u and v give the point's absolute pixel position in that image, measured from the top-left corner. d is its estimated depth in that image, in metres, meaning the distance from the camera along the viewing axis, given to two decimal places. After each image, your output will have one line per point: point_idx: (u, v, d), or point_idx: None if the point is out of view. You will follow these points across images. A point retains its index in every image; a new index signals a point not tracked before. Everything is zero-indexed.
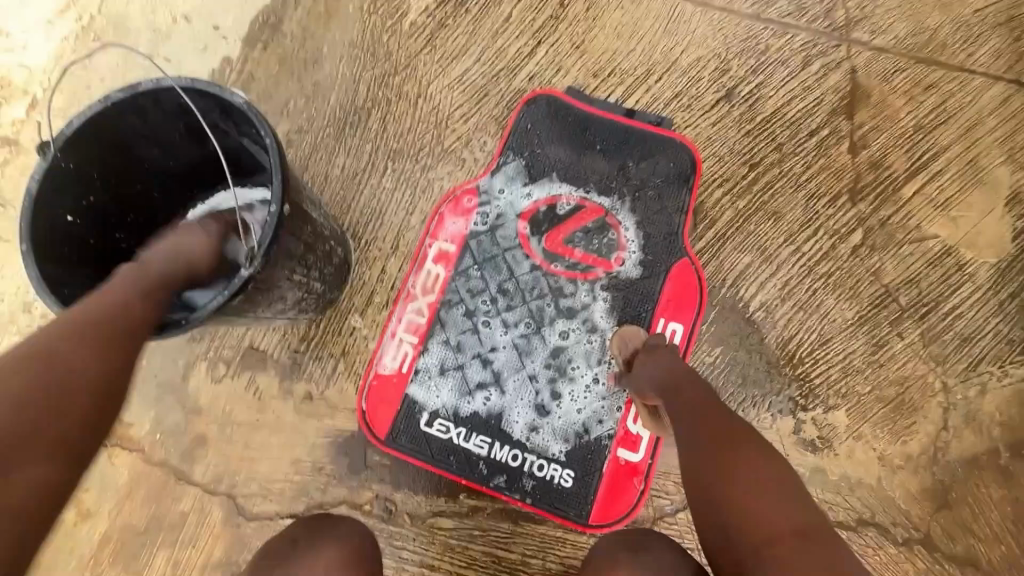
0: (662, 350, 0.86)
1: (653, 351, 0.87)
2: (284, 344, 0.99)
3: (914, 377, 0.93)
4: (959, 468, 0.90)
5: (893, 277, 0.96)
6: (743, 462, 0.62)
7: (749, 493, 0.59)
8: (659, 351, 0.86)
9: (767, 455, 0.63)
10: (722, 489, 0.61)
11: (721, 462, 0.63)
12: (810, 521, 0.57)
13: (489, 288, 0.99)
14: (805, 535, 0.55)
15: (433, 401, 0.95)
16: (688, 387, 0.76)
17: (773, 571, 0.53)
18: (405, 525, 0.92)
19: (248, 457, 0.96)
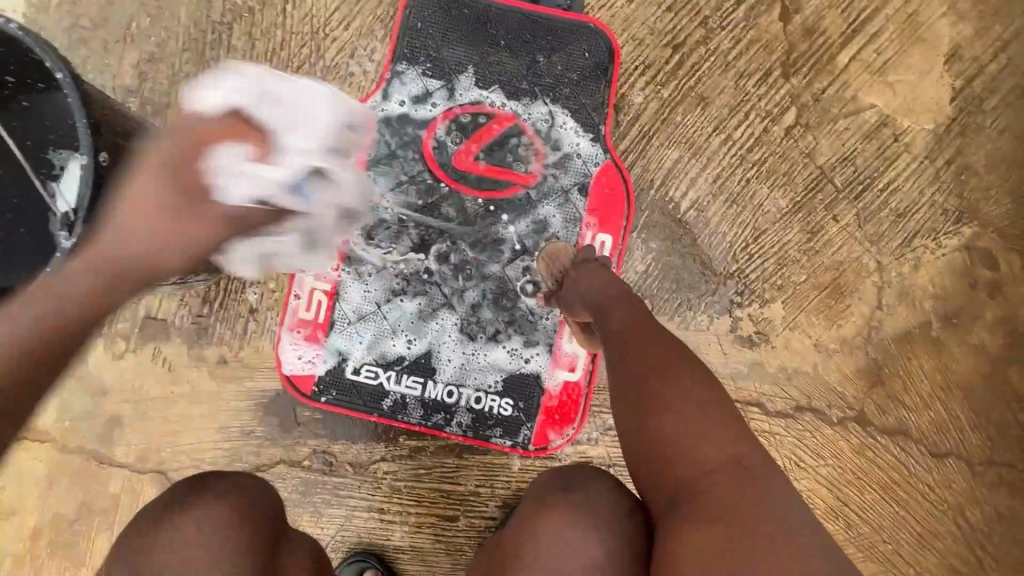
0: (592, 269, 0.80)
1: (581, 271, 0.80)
2: (185, 309, 0.91)
3: (849, 260, 0.90)
4: (892, 344, 0.90)
5: (827, 155, 0.90)
6: (683, 392, 0.57)
7: (692, 428, 0.55)
8: (591, 268, 0.79)
9: (707, 381, 0.59)
10: (656, 421, 0.56)
11: (658, 392, 0.57)
12: (748, 449, 0.54)
13: (400, 219, 0.90)
14: (740, 464, 0.53)
15: (356, 347, 0.89)
16: (619, 306, 0.71)
17: (707, 509, 0.50)
18: (348, 474, 0.90)
19: (171, 431, 0.91)
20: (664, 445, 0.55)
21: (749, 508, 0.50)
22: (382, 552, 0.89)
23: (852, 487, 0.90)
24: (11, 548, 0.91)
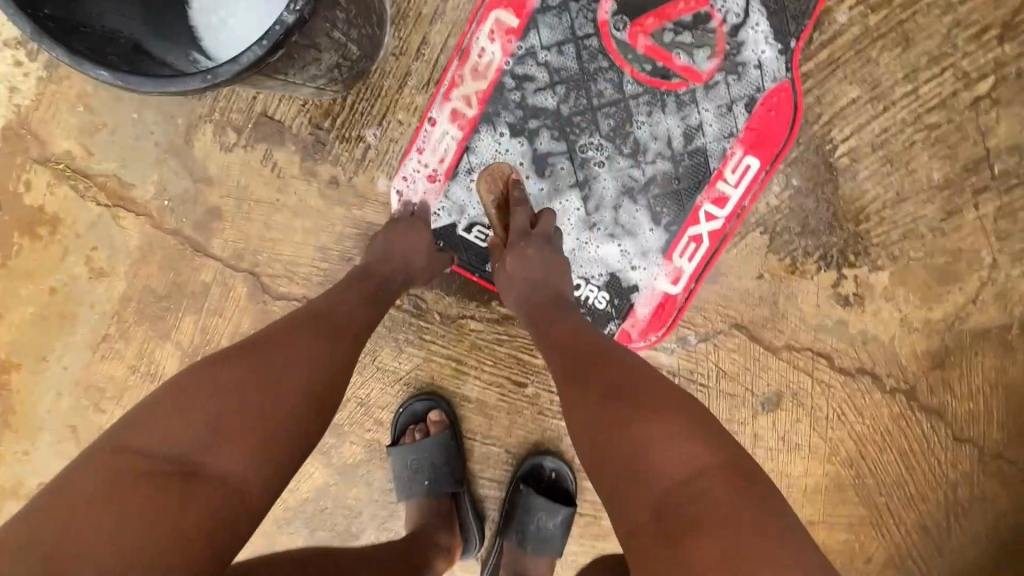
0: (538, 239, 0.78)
1: (518, 252, 0.77)
2: (305, 117, 0.85)
3: (968, 250, 0.91)
4: (967, 337, 0.95)
5: (1000, 138, 0.86)
6: (664, 423, 0.55)
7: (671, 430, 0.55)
8: (518, 251, 0.77)
9: (694, 413, 0.58)
10: (631, 431, 0.55)
11: (615, 418, 0.57)
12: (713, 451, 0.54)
13: (551, 82, 0.83)
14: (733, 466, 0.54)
15: (473, 205, 0.88)
16: (559, 319, 0.72)
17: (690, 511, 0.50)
18: (435, 321, 0.93)
19: (269, 238, 0.90)
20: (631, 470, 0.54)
21: (741, 504, 0.50)
22: (450, 397, 0.96)
23: (875, 446, 0.99)
24: (98, 307, 0.93)
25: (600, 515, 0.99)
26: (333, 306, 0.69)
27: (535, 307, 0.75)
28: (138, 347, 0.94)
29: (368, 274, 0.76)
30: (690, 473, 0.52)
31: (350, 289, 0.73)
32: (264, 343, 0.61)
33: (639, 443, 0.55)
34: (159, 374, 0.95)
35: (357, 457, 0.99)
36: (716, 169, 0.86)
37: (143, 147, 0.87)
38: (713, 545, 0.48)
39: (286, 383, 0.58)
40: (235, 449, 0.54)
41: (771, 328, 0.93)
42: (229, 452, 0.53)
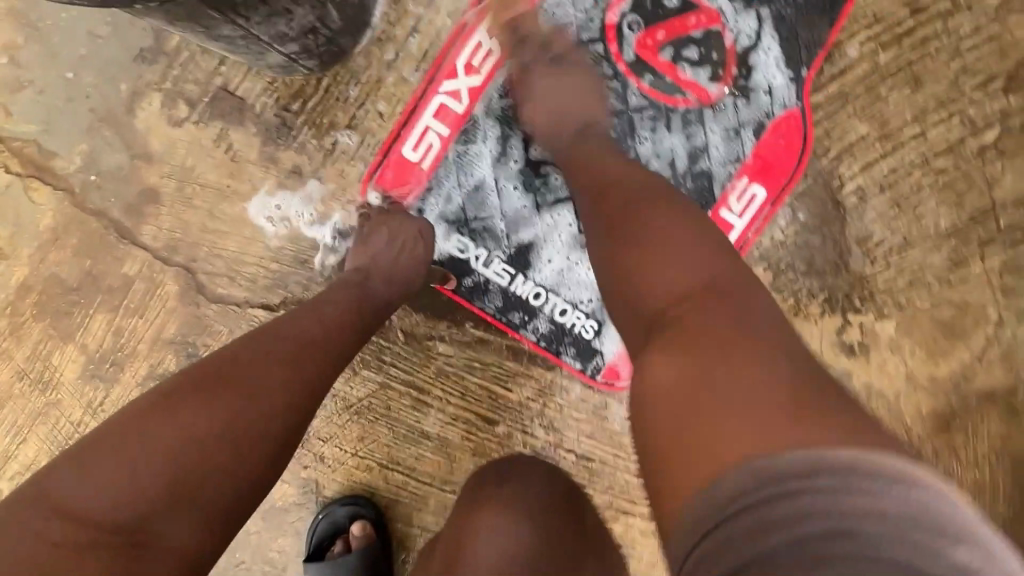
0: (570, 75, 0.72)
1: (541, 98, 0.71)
2: (272, 97, 0.76)
3: (974, 304, 0.86)
4: (973, 399, 0.88)
5: (1006, 191, 0.83)
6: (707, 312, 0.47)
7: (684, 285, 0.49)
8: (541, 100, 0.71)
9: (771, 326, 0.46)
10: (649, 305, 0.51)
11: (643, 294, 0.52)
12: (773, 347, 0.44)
13: None
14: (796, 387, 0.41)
15: (454, 212, 0.78)
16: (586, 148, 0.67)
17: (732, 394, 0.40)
18: (398, 341, 0.81)
19: (212, 229, 0.77)
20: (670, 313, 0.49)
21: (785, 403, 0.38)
22: (407, 432, 0.83)
23: None
24: None
25: None
26: (307, 320, 0.60)
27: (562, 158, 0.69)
28: (32, 347, 0.78)
29: (364, 288, 0.67)
30: (707, 321, 0.46)
31: (343, 294, 0.66)
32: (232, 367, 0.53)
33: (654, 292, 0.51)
34: (54, 382, 0.78)
35: (289, 499, 0.83)
36: (720, 195, 0.80)
37: (75, 112, 0.75)
38: (732, 392, 0.40)
39: (260, 431, 0.51)
40: (201, 512, 0.47)
41: None
42: (192, 518, 0.47)
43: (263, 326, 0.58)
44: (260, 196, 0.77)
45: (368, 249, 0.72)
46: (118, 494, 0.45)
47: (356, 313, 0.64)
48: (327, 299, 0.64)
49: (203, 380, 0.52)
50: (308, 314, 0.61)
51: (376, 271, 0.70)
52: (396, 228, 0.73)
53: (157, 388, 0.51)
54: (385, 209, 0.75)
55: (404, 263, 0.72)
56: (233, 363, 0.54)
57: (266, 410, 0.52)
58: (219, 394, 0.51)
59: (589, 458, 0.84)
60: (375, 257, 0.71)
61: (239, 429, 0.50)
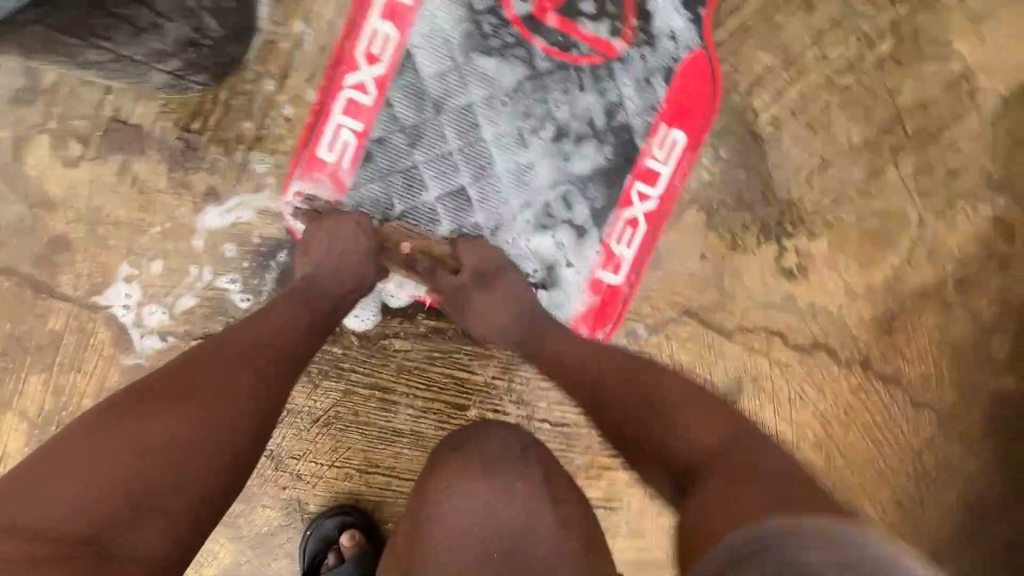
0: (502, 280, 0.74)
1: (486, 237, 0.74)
2: (170, 119, 0.72)
3: (896, 209, 0.90)
4: (909, 299, 0.93)
5: (907, 98, 0.87)
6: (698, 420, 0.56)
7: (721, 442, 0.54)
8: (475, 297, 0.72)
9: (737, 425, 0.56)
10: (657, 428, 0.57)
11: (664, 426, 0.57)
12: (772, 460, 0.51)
13: (458, 64, 0.75)
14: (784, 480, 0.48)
15: (384, 206, 0.77)
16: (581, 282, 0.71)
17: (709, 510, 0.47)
18: (353, 346, 0.80)
19: (135, 267, 0.74)
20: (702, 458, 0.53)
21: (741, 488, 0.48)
22: (379, 434, 0.82)
23: (840, 424, 0.95)
24: None
25: None
26: (259, 329, 0.59)
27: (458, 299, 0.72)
28: None
29: (309, 292, 0.65)
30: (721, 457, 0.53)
31: (289, 303, 0.63)
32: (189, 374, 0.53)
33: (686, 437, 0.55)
34: None
35: (273, 524, 0.82)
36: (643, 146, 0.81)
37: None
38: (731, 489, 0.48)
39: (230, 435, 0.51)
40: (166, 510, 0.47)
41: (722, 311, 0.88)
42: (159, 518, 0.46)
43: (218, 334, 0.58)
44: (123, 284, 0.74)
45: (306, 254, 0.70)
46: (87, 497, 0.45)
47: (308, 314, 0.64)
48: (271, 312, 0.62)
49: (159, 388, 0.52)
50: (257, 320, 0.60)
51: (320, 279, 0.67)
52: (329, 232, 0.70)
53: (120, 397, 0.51)
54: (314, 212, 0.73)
55: (345, 270, 0.68)
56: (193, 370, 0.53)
57: (235, 414, 0.52)
58: (173, 400, 0.51)
59: (563, 424, 0.86)
60: (316, 261, 0.68)
61: (194, 434, 0.49)
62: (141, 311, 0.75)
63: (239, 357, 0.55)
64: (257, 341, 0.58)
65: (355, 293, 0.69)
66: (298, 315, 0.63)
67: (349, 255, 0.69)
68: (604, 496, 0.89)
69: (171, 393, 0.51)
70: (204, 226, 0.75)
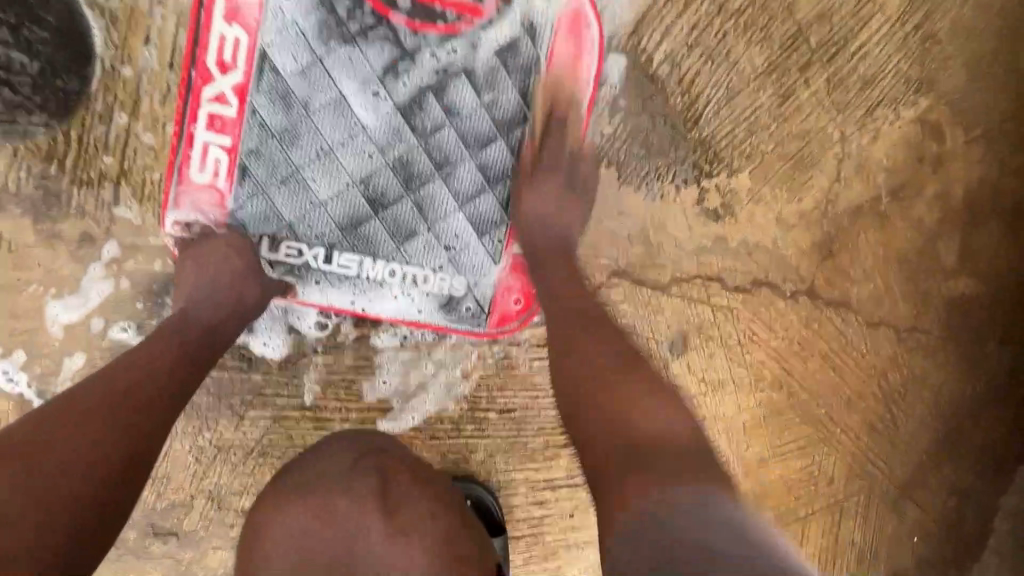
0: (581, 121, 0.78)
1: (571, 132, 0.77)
2: (22, 168, 0.67)
3: (815, 129, 0.86)
4: (845, 219, 0.90)
5: (806, 11, 0.83)
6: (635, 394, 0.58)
7: (679, 423, 0.57)
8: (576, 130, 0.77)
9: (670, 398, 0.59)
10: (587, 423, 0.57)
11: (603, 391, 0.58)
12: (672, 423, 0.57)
13: (318, 56, 0.70)
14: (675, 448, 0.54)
15: (272, 220, 0.73)
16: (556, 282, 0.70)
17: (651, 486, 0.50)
18: (272, 371, 0.77)
19: (20, 330, 0.70)
20: (643, 444, 0.54)
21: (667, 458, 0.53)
22: None
23: (797, 358, 0.92)
24: None
25: (540, 531, 0.86)
26: (146, 352, 0.58)
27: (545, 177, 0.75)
28: None
29: (185, 319, 0.63)
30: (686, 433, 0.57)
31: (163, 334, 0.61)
32: (65, 415, 0.50)
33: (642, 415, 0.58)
34: None
35: (228, 564, 0.80)
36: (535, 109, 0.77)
37: None
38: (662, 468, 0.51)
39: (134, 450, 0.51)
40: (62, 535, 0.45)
41: (652, 266, 0.85)
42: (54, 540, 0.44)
43: (95, 371, 0.55)
44: (0, 361, 0.70)
45: (185, 284, 0.67)
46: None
47: (187, 342, 0.61)
48: (143, 343, 0.59)
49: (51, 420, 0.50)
50: (142, 353, 0.58)
51: (199, 303, 0.65)
52: (203, 257, 0.68)
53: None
54: (189, 241, 0.70)
55: (225, 291, 0.66)
56: (68, 413, 0.50)
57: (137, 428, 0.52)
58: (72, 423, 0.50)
59: (510, 409, 0.83)
60: (193, 288, 0.66)
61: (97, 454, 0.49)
62: (32, 379, 0.71)
63: (122, 391, 0.53)
64: (142, 372, 0.56)
65: (239, 312, 0.67)
66: (173, 342, 0.60)
67: (229, 272, 0.67)
68: (565, 475, 0.86)
69: (65, 417, 0.50)
70: (83, 275, 0.70)
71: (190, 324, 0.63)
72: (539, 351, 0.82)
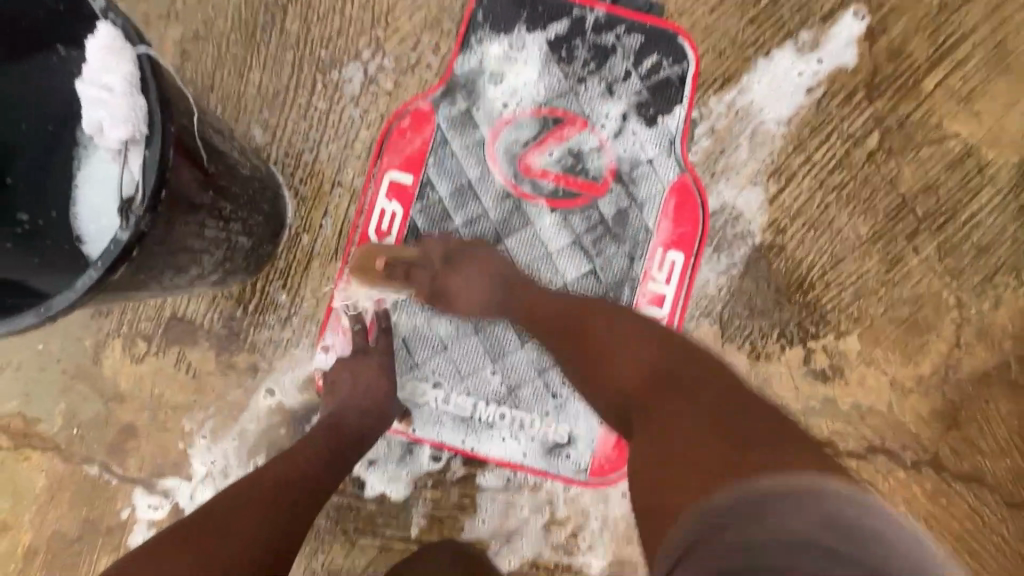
0: (465, 262, 0.76)
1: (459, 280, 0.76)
2: (216, 310, 0.83)
3: (928, 294, 0.86)
4: (969, 386, 0.85)
5: (910, 184, 0.86)
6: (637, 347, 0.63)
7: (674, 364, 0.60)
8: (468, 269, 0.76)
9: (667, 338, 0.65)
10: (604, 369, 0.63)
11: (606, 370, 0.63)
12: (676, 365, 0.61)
13: (456, 225, 0.83)
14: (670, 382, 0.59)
15: (404, 361, 0.83)
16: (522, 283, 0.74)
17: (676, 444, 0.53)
18: (386, 501, 0.82)
19: (189, 446, 0.82)
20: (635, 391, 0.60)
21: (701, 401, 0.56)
22: None
23: (924, 536, 0.84)
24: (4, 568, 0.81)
25: None
26: (300, 458, 0.65)
27: (471, 289, 0.75)
28: None
29: (338, 425, 0.71)
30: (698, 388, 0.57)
31: (313, 444, 0.68)
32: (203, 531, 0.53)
33: (616, 378, 0.62)
34: None
35: None
36: (642, 271, 0.84)
37: (47, 377, 0.82)
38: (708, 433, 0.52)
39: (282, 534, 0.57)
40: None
41: None
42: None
43: (256, 472, 0.62)
44: (148, 490, 0.82)
45: (336, 392, 0.75)
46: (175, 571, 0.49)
47: (329, 449, 0.68)
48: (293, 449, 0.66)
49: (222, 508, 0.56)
50: (278, 466, 0.63)
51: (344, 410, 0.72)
52: (353, 372, 0.76)
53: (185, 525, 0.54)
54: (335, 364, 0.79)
55: (368, 405, 0.74)
56: (197, 530, 0.53)
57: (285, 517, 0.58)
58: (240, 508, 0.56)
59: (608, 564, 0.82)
60: (342, 398, 0.74)
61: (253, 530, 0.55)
62: (189, 491, 0.82)
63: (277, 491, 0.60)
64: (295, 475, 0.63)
65: (376, 426, 0.74)
66: (318, 447, 0.67)
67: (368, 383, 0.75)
68: None
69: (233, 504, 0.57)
70: (245, 401, 0.82)
71: (334, 427, 0.70)
72: None
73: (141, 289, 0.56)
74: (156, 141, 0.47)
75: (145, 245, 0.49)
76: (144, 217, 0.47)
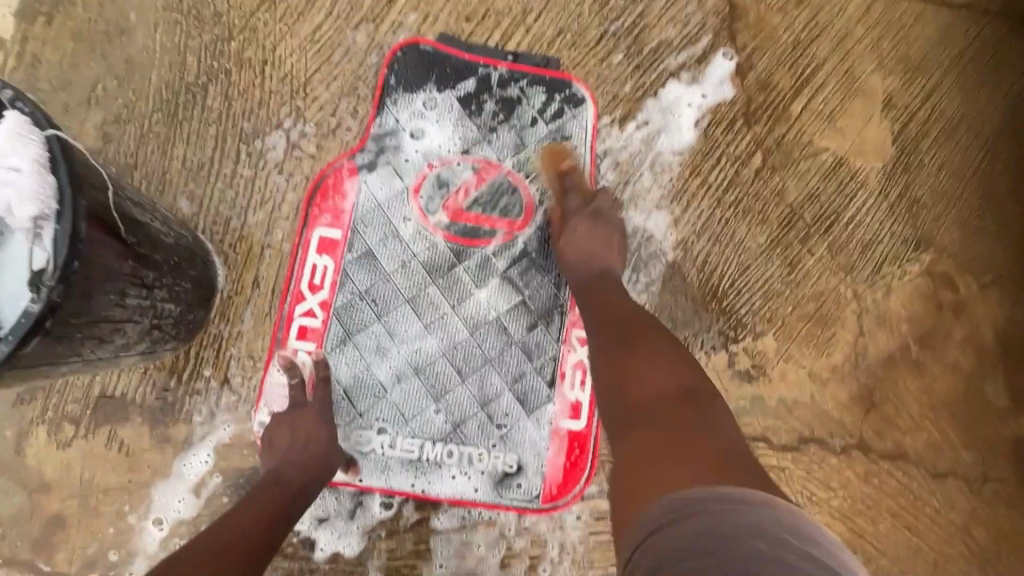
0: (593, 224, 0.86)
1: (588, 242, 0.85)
2: (149, 383, 0.81)
3: (829, 290, 0.94)
4: (878, 370, 0.93)
5: (795, 194, 0.96)
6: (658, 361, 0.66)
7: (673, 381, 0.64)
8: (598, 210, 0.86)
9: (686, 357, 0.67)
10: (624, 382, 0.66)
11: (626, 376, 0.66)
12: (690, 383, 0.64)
13: (389, 273, 0.86)
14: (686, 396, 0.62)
15: (347, 412, 0.83)
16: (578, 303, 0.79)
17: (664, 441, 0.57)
18: (339, 559, 0.80)
19: (125, 529, 0.78)
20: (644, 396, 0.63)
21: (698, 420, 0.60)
22: None
23: (864, 517, 0.89)
24: None
25: None
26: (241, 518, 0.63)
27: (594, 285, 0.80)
28: None
29: (279, 483, 0.70)
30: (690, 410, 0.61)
31: (254, 504, 0.66)
32: None
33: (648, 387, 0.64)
34: None
35: None
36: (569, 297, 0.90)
37: None
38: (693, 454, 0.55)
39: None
40: None
41: None
42: None
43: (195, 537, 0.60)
44: None
45: (276, 449, 0.74)
46: None
47: (271, 507, 0.66)
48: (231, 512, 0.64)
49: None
50: (216, 528, 0.61)
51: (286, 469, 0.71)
52: (292, 428, 0.76)
53: None
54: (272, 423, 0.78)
55: (310, 460, 0.73)
56: None
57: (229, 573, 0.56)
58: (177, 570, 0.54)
59: None
60: (282, 454, 0.73)
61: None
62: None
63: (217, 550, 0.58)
64: (236, 535, 0.61)
65: (320, 479, 0.73)
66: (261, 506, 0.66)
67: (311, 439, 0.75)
68: None
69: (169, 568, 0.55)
70: (181, 473, 0.80)
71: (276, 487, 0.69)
72: (594, 526, 0.83)
73: (60, 363, 0.56)
74: (67, 215, 0.49)
75: (59, 314, 0.50)
76: (55, 287, 0.48)
